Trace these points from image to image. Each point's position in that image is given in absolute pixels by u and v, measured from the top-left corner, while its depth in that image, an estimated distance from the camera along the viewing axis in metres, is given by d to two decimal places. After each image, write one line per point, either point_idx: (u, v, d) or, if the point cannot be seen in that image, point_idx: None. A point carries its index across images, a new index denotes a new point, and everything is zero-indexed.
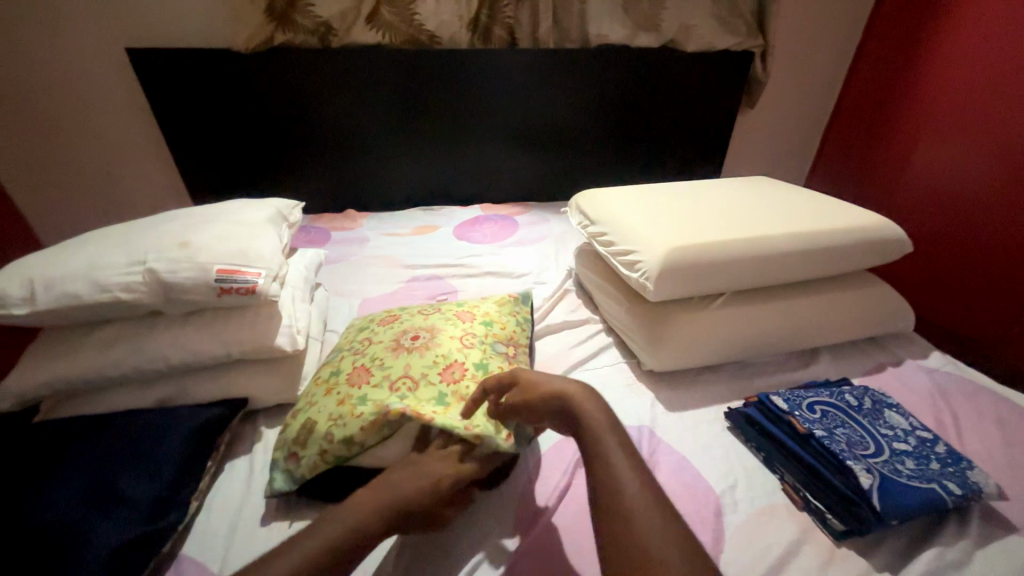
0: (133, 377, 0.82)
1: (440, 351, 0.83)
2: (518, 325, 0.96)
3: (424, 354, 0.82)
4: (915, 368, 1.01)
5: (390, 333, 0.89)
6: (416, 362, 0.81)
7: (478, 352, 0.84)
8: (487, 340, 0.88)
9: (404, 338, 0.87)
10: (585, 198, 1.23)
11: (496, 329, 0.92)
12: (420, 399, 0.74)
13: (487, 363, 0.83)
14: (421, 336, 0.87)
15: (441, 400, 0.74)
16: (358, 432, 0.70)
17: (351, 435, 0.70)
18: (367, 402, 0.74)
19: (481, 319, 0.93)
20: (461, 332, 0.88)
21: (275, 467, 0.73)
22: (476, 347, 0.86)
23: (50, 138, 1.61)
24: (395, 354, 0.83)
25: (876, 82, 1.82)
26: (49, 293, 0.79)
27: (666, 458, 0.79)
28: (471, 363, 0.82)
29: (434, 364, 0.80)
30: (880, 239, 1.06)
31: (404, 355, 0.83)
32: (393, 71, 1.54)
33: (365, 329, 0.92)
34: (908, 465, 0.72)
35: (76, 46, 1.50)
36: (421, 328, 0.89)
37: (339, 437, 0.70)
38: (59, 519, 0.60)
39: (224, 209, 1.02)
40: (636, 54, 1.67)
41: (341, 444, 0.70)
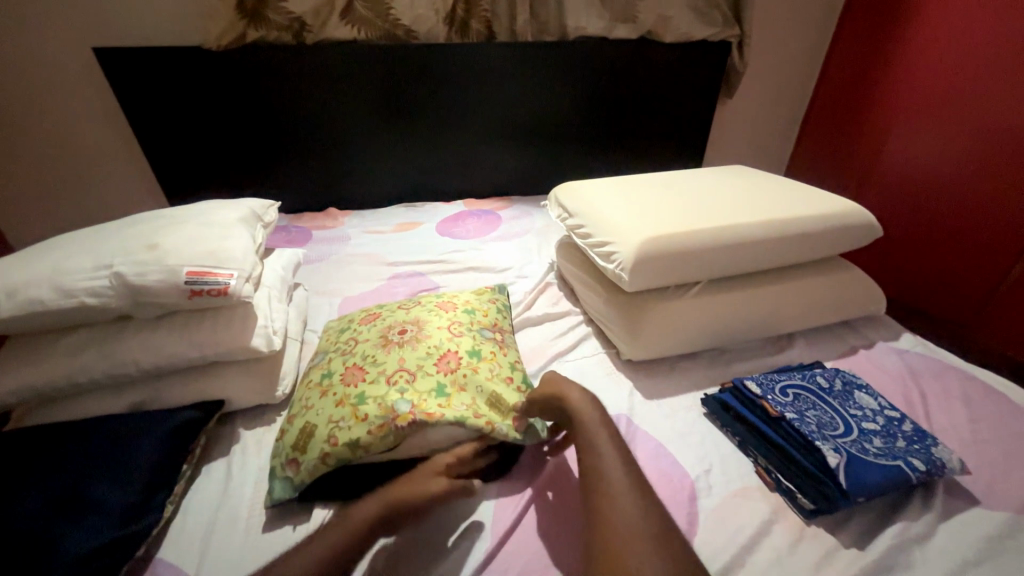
0: (105, 383, 0.81)
1: (431, 342, 0.84)
2: (499, 312, 0.99)
3: (417, 346, 0.83)
4: (887, 350, 1.03)
5: (376, 330, 0.89)
6: (410, 355, 0.81)
7: (469, 339, 0.86)
8: (473, 328, 0.90)
9: (392, 333, 0.87)
10: (564, 191, 1.23)
11: (479, 317, 0.94)
12: (421, 394, 0.74)
13: (479, 349, 0.85)
14: (408, 329, 0.87)
15: (442, 392, 0.75)
16: (364, 436, 0.70)
17: (358, 440, 0.70)
18: (368, 402, 0.74)
19: (463, 308, 0.95)
20: (446, 321, 0.89)
21: (273, 476, 0.72)
22: (465, 335, 0.87)
23: (16, 141, 1.57)
24: (386, 350, 0.83)
25: (850, 70, 1.84)
26: (12, 299, 0.77)
27: (643, 446, 0.80)
28: (464, 350, 0.83)
29: (427, 355, 0.81)
30: (851, 225, 1.08)
31: (395, 350, 0.83)
32: (369, 67, 1.53)
33: (347, 330, 0.92)
34: (875, 443, 0.74)
35: (41, 46, 1.46)
36: (406, 322, 0.89)
37: (344, 442, 0.70)
38: (28, 528, 0.60)
39: (195, 211, 1.00)
40: (614, 46, 1.68)
41: (346, 448, 0.70)
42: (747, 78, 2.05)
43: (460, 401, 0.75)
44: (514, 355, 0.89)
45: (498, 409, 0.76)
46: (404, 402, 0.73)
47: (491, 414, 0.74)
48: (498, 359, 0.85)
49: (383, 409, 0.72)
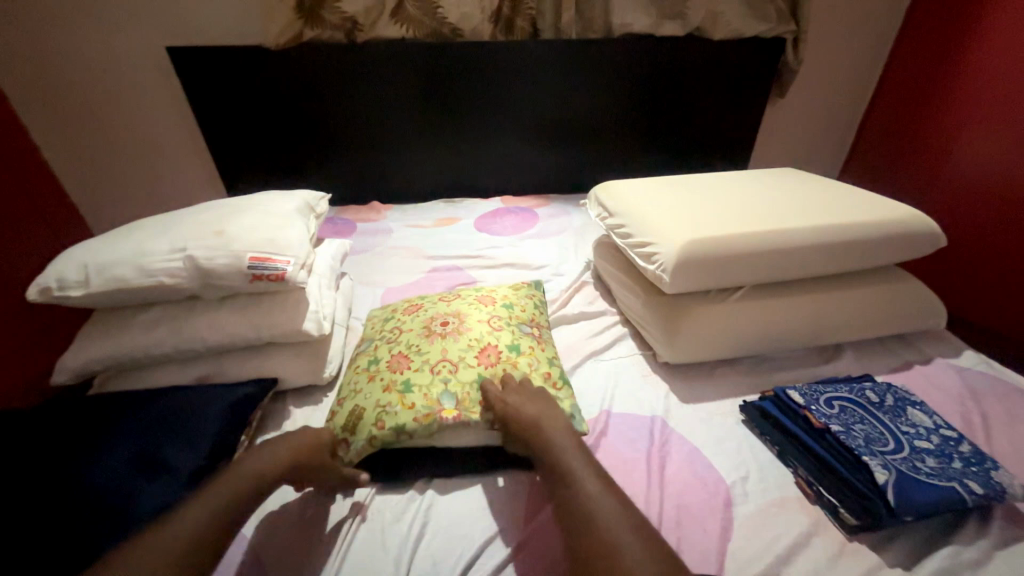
0: (175, 356, 0.88)
1: (472, 334, 0.87)
2: (536, 308, 1.01)
3: (458, 338, 0.86)
4: (946, 367, 0.97)
5: (419, 320, 0.92)
6: (452, 346, 0.85)
7: (508, 334, 0.89)
8: (512, 323, 0.92)
9: (434, 324, 0.90)
10: (604, 190, 1.23)
11: (517, 312, 0.96)
12: (465, 387, 0.78)
13: (518, 343, 0.88)
14: (450, 322, 0.90)
15: (483, 385, 0.79)
16: (410, 423, 0.74)
17: (403, 426, 0.74)
18: (414, 391, 0.78)
19: (502, 303, 0.97)
20: (487, 315, 0.92)
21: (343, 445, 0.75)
22: (504, 329, 0.90)
23: (98, 132, 1.71)
24: (429, 340, 0.87)
25: (918, 68, 1.73)
26: (101, 276, 0.86)
27: (678, 448, 0.79)
28: (504, 345, 0.86)
29: (469, 347, 0.84)
30: (911, 233, 1.02)
31: (438, 340, 0.86)
32: (416, 65, 1.57)
33: (392, 319, 0.96)
34: (928, 462, 0.71)
35: (122, 45, 1.58)
36: (448, 314, 0.93)
37: (390, 427, 0.74)
38: (112, 481, 0.67)
39: (256, 201, 1.07)
40: (661, 43, 1.64)
41: (392, 432, 0.74)
42: (801, 76, 1.96)
43: (500, 395, 0.78)
44: (552, 350, 0.91)
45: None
46: (449, 395, 0.77)
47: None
48: (537, 353, 0.88)
49: (429, 400, 0.76)
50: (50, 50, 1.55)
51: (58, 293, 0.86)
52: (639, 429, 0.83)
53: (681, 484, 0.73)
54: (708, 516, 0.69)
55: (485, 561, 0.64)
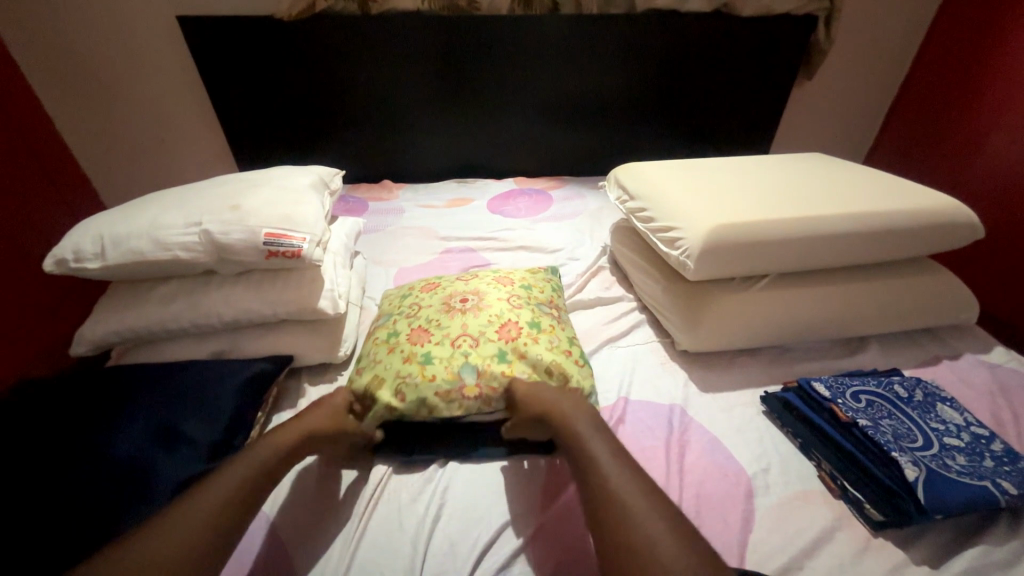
0: (191, 331, 0.88)
1: (492, 311, 0.86)
2: (554, 291, 0.99)
3: (478, 314, 0.85)
4: (975, 363, 0.94)
5: (437, 297, 0.91)
6: (472, 322, 0.83)
7: (528, 311, 0.87)
8: (532, 302, 0.90)
9: (454, 301, 0.89)
10: (625, 172, 1.19)
11: (536, 293, 0.94)
12: (485, 362, 0.77)
13: (538, 321, 0.86)
14: (469, 299, 0.89)
15: (504, 359, 0.78)
16: (430, 397, 0.73)
17: (423, 399, 0.74)
18: (434, 363, 0.77)
19: (520, 284, 0.95)
20: (505, 294, 0.90)
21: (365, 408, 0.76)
22: (524, 306, 0.88)
23: (108, 103, 1.69)
24: (449, 315, 0.85)
25: (955, 50, 1.64)
26: (117, 249, 0.85)
27: (698, 438, 0.78)
28: (524, 321, 0.84)
29: (489, 323, 0.83)
30: (946, 224, 0.98)
31: (458, 316, 0.85)
32: (431, 39, 1.52)
33: (410, 296, 0.95)
34: (959, 460, 0.69)
35: (131, 13, 1.54)
36: (467, 292, 0.91)
37: (410, 399, 0.74)
38: (132, 454, 0.67)
39: (270, 176, 1.05)
40: (685, 20, 1.57)
41: (412, 404, 0.73)
42: (832, 58, 1.87)
43: (520, 370, 0.77)
44: (571, 330, 0.89)
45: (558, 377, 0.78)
46: (469, 371, 0.76)
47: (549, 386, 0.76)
48: (557, 330, 0.86)
49: (450, 375, 0.75)
50: (58, 18, 1.52)
51: (75, 265, 0.85)
52: (657, 418, 0.81)
53: (700, 474, 0.72)
54: (729, 507, 0.68)
55: (501, 546, 0.63)
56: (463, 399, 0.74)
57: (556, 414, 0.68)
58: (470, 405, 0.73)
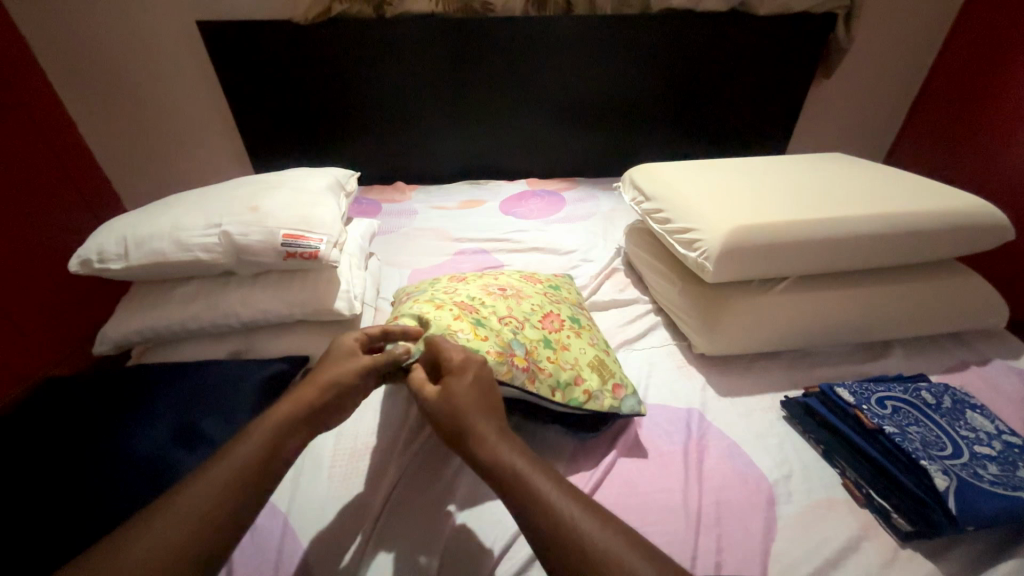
0: (209, 331, 0.89)
1: (534, 302, 0.87)
2: (574, 294, 0.99)
3: (522, 302, 0.85)
4: (1005, 369, 0.91)
5: (476, 282, 0.90)
6: (516, 307, 0.84)
7: (566, 308, 0.90)
8: (564, 300, 0.93)
9: (495, 287, 0.88)
10: (641, 173, 1.18)
11: (564, 294, 0.96)
12: (532, 342, 0.77)
13: (576, 318, 0.89)
14: (509, 288, 0.89)
15: (549, 346, 0.79)
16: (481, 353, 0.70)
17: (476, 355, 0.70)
18: (487, 328, 0.75)
19: (549, 284, 0.97)
20: (542, 290, 0.93)
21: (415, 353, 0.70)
22: (562, 303, 0.91)
23: (130, 107, 1.73)
24: (494, 296, 0.85)
25: (980, 48, 1.61)
26: (140, 250, 0.87)
27: (716, 443, 0.77)
28: (565, 316, 0.87)
29: (534, 311, 0.84)
30: (974, 226, 0.95)
31: (502, 298, 0.85)
32: (445, 41, 1.52)
33: (439, 282, 0.93)
34: (991, 470, 0.67)
35: (154, 20, 1.58)
36: (504, 282, 0.91)
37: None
38: (154, 452, 0.67)
39: (288, 177, 1.07)
40: (701, 20, 1.55)
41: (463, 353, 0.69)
42: (851, 56, 1.83)
43: (564, 358, 0.78)
44: (598, 331, 0.91)
45: (600, 372, 0.78)
46: (519, 345, 0.75)
47: (592, 378, 0.77)
48: (594, 331, 0.89)
49: (501, 342, 0.74)
50: (84, 25, 1.56)
51: (99, 265, 0.87)
52: (675, 422, 0.80)
53: (719, 482, 0.70)
54: (749, 515, 0.66)
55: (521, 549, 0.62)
56: (512, 366, 0.71)
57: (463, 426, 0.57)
58: (519, 373, 0.70)
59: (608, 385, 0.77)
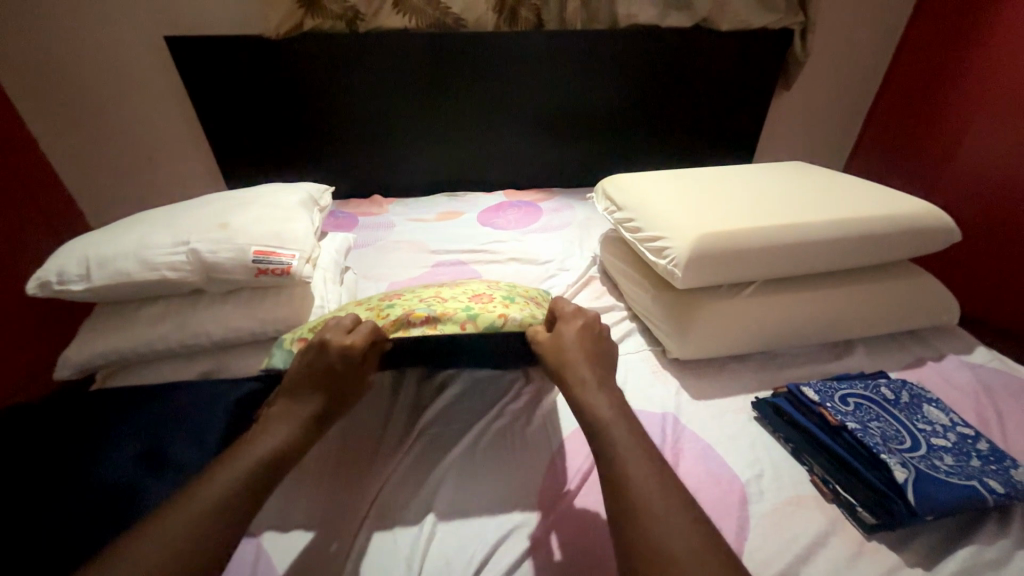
0: (178, 351, 0.87)
1: (469, 287, 0.87)
2: (541, 294, 0.95)
3: (455, 288, 0.86)
4: (958, 364, 0.96)
5: (421, 284, 0.94)
6: (446, 291, 0.85)
7: (506, 290, 0.87)
8: (513, 290, 0.90)
9: (436, 282, 0.92)
10: (612, 183, 1.21)
11: (520, 290, 0.92)
12: (444, 309, 0.77)
13: (514, 297, 0.85)
14: (450, 283, 0.91)
15: (466, 312, 0.77)
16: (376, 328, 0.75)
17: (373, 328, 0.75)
18: (395, 307, 0.79)
19: (506, 282, 0.94)
20: (487, 281, 0.92)
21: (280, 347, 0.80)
22: (504, 288, 0.89)
23: (95, 123, 1.68)
24: (427, 289, 0.88)
25: (925, 61, 1.72)
26: (103, 270, 0.84)
27: (690, 445, 0.78)
28: (500, 294, 0.84)
29: (463, 293, 0.84)
30: (924, 229, 1.01)
31: (434, 289, 0.87)
32: (418, 56, 1.54)
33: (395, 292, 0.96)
34: (947, 461, 0.70)
35: (119, 35, 1.55)
36: (450, 281, 0.94)
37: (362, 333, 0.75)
38: (118, 480, 0.65)
39: (259, 193, 1.06)
40: (667, 35, 1.62)
41: None
42: (809, 69, 1.93)
43: (477, 320, 0.75)
44: None
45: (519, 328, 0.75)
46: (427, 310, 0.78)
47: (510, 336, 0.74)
48: (534, 307, 0.84)
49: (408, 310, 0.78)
50: (45, 39, 1.52)
51: (59, 287, 0.84)
52: (650, 427, 0.81)
53: (693, 484, 0.72)
54: (723, 515, 0.68)
55: (499, 560, 0.62)
56: (411, 325, 0.75)
57: (565, 363, 0.68)
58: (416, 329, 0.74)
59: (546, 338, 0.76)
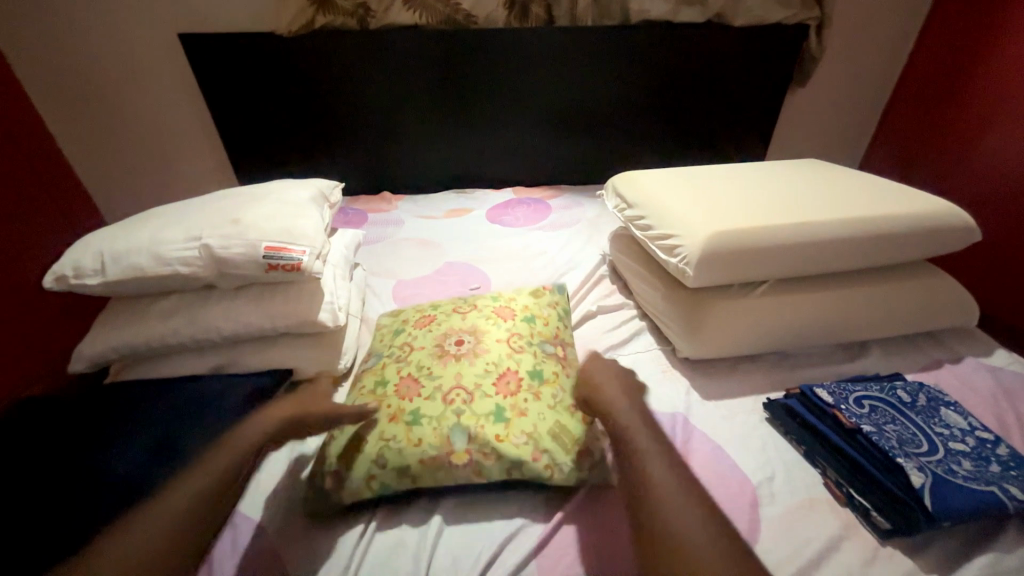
0: (190, 346, 0.88)
1: (489, 358, 0.79)
2: (559, 322, 0.94)
3: (474, 362, 0.78)
4: (977, 366, 0.94)
5: (430, 338, 0.86)
6: (467, 371, 0.77)
7: (529, 357, 0.81)
8: (533, 341, 0.85)
9: (448, 343, 0.83)
10: (623, 180, 1.20)
11: (539, 328, 0.89)
12: (479, 421, 0.70)
13: (540, 368, 0.80)
14: (465, 341, 0.83)
15: (500, 419, 0.71)
16: (415, 465, 0.68)
17: (408, 468, 0.68)
18: (422, 424, 0.71)
19: (523, 317, 0.90)
20: (505, 333, 0.85)
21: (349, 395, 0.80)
22: (525, 350, 0.82)
23: (110, 120, 1.71)
24: (442, 362, 0.79)
25: (945, 57, 1.67)
26: (117, 265, 0.85)
27: (700, 446, 0.78)
28: (525, 369, 0.79)
29: (486, 373, 0.77)
30: (944, 227, 0.99)
31: (452, 362, 0.79)
32: (427, 52, 1.53)
33: (401, 334, 0.90)
34: (965, 466, 0.68)
35: (135, 33, 1.57)
36: (463, 331, 0.86)
37: (395, 465, 0.68)
38: (130, 472, 0.66)
39: (271, 189, 1.06)
40: (679, 30, 1.59)
41: (393, 474, 0.67)
42: (825, 65, 1.89)
43: (517, 433, 0.70)
44: (576, 372, 0.83)
45: (560, 441, 0.70)
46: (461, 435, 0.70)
47: (554, 448, 0.69)
48: (561, 381, 0.80)
49: (438, 438, 0.69)
50: (62, 37, 1.55)
51: (75, 281, 0.85)
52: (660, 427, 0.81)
53: (703, 484, 0.71)
54: (733, 517, 0.67)
55: (503, 561, 0.62)
56: (451, 468, 0.67)
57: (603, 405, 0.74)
58: (459, 472, 0.67)
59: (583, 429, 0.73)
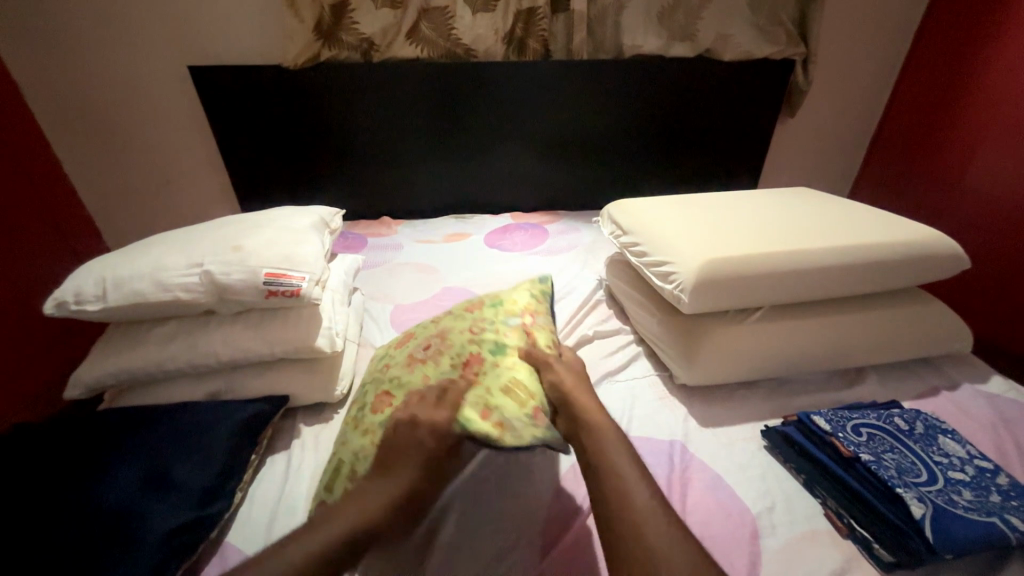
0: (187, 372, 0.87)
1: (454, 348, 0.81)
2: (528, 300, 0.96)
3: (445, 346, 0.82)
4: (974, 394, 0.94)
5: (403, 349, 0.85)
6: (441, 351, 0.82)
7: (491, 334, 0.83)
8: (495, 321, 0.87)
9: (417, 350, 0.83)
10: (618, 208, 1.22)
11: (506, 306, 0.91)
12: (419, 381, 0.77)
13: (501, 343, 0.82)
14: (432, 343, 0.84)
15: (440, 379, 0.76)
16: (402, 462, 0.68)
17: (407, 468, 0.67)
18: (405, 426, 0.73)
19: (489, 303, 0.93)
20: (470, 323, 0.87)
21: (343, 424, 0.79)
22: (488, 331, 0.84)
23: (118, 147, 1.75)
24: (410, 368, 0.79)
25: (929, 90, 1.74)
26: (118, 291, 0.86)
27: (699, 475, 0.77)
28: (487, 347, 0.81)
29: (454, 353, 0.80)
30: (932, 255, 1.01)
31: (419, 366, 0.79)
32: (428, 84, 1.59)
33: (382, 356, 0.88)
34: (966, 496, 0.68)
35: (147, 65, 1.63)
36: (432, 335, 0.86)
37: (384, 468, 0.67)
38: (119, 501, 0.65)
39: (273, 216, 1.08)
40: (671, 64, 1.66)
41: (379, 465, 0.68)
42: (812, 97, 1.96)
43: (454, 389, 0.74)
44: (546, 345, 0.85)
45: (514, 397, 0.72)
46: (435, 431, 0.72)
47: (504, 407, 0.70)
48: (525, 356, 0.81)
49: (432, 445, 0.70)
50: (76, 69, 1.60)
51: (75, 307, 0.86)
52: (658, 455, 0.80)
53: (703, 515, 0.70)
54: (734, 550, 0.66)
55: None
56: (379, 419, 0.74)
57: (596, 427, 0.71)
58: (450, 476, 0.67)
59: (526, 412, 0.70)
